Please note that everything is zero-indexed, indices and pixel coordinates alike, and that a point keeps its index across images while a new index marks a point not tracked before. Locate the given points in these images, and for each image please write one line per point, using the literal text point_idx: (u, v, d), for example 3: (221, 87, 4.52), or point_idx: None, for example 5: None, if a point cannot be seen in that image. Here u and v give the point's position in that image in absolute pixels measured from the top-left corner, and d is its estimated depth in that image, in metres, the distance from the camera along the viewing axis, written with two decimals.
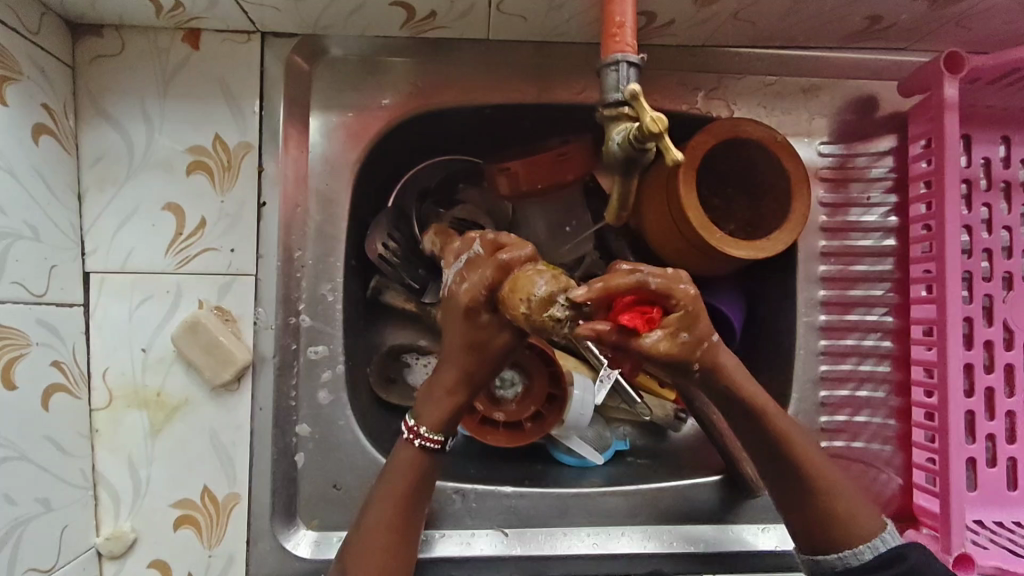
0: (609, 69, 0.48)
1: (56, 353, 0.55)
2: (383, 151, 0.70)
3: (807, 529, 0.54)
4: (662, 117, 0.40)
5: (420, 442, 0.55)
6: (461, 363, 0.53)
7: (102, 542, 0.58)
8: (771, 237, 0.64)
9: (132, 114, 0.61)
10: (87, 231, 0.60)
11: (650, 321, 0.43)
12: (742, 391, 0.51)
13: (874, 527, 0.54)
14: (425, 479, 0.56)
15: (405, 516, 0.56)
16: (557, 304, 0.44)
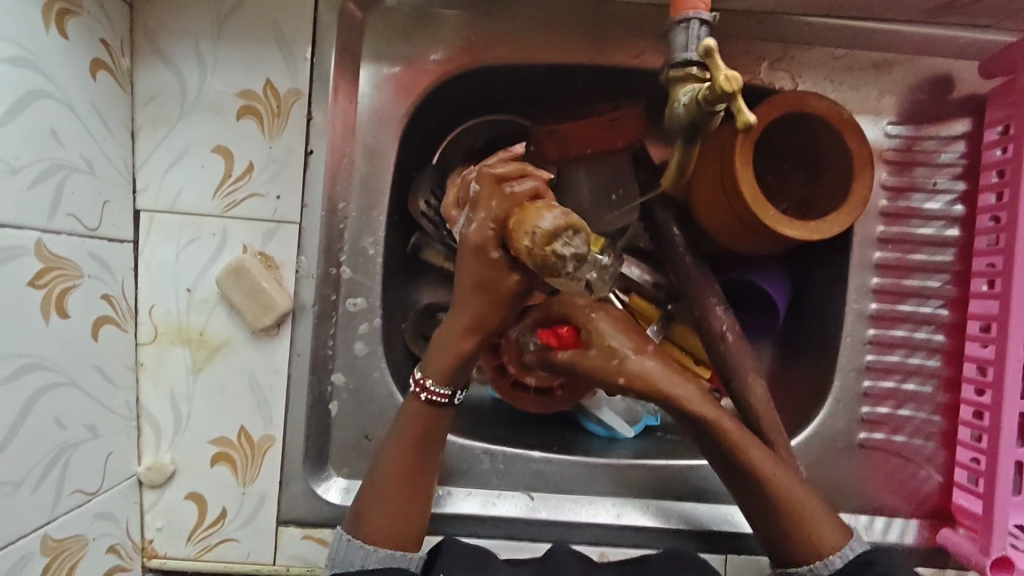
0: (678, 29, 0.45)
1: (106, 286, 0.56)
2: (431, 106, 0.69)
3: (767, 523, 0.55)
4: (735, 75, 0.36)
5: (425, 395, 0.56)
6: (472, 310, 0.54)
7: (143, 472, 0.60)
8: (832, 222, 0.61)
9: (186, 54, 0.61)
10: (139, 170, 0.61)
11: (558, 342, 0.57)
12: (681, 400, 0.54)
13: (838, 538, 0.54)
14: (430, 434, 0.58)
15: (415, 478, 0.57)
16: (562, 239, 0.44)
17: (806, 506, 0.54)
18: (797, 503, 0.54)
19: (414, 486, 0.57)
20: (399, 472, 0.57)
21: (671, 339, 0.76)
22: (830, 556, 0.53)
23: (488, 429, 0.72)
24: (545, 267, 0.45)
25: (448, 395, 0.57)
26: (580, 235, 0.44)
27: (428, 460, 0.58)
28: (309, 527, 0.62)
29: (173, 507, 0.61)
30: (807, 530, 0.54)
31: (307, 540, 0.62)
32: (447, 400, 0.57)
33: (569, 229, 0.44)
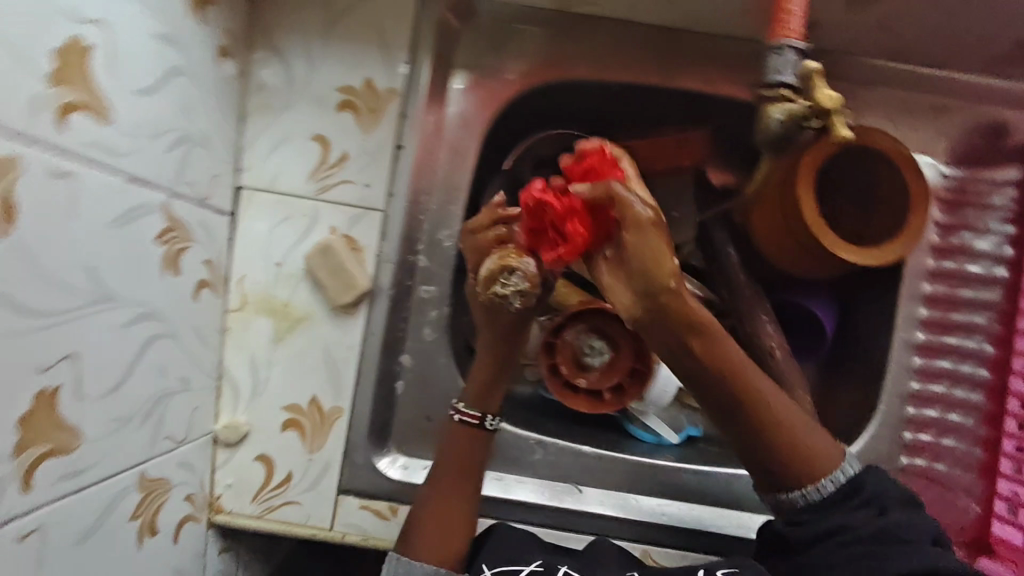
0: (773, 53, 0.48)
1: (209, 252, 0.60)
2: (512, 116, 0.74)
3: (767, 458, 0.51)
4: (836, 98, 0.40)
5: (458, 417, 0.63)
6: (494, 348, 0.63)
7: (220, 429, 0.64)
8: (886, 247, 0.65)
9: (297, 49, 0.66)
10: (245, 150, 0.66)
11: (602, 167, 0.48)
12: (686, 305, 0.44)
13: (833, 461, 0.52)
14: (468, 457, 0.63)
15: (462, 489, 0.62)
16: (499, 283, 0.55)
17: (791, 417, 0.50)
18: (791, 426, 0.50)
19: (462, 497, 0.62)
20: (438, 487, 0.62)
21: None
22: (821, 480, 0.51)
23: (538, 424, 0.75)
24: (507, 306, 0.57)
25: (479, 416, 0.64)
26: (514, 270, 0.55)
27: (466, 482, 0.63)
28: (367, 499, 0.66)
29: (243, 466, 0.65)
30: (808, 456, 0.51)
31: (364, 510, 0.66)
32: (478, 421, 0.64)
33: (504, 270, 0.55)
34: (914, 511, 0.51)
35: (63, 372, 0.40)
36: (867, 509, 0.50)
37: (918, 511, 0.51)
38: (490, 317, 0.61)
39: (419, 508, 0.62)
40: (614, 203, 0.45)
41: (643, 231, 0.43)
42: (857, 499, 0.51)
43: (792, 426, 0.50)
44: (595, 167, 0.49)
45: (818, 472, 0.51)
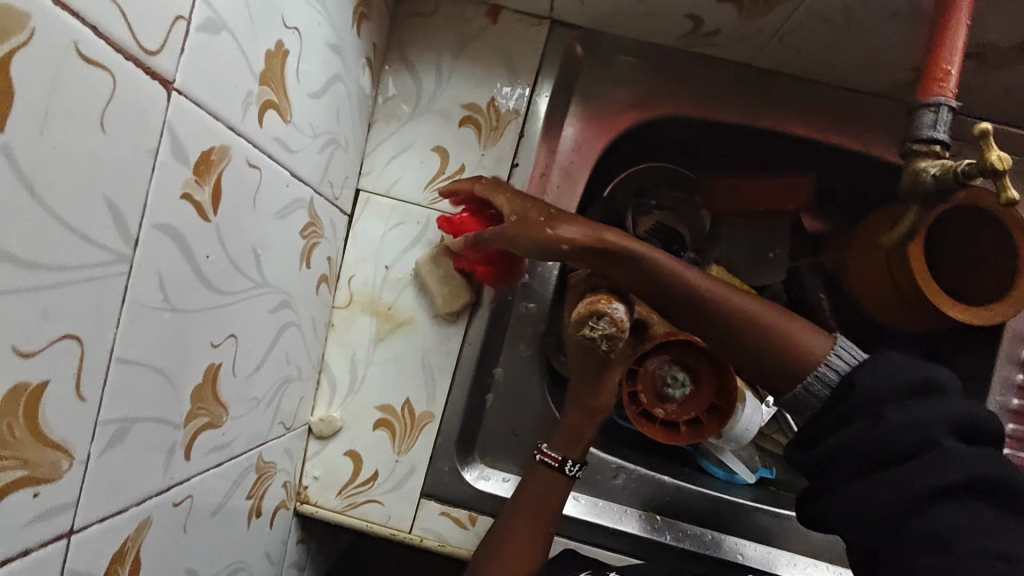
0: (926, 110, 0.51)
1: (331, 250, 0.63)
2: (619, 145, 0.76)
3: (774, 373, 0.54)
4: (1009, 157, 0.41)
5: (541, 457, 0.63)
6: (586, 389, 0.65)
7: (315, 422, 0.66)
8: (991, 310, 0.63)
9: (429, 66, 0.69)
10: (368, 155, 0.68)
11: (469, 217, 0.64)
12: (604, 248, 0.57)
13: (823, 344, 0.53)
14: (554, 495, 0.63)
15: (540, 520, 0.62)
16: (588, 327, 0.58)
17: (759, 319, 0.55)
18: (773, 328, 0.54)
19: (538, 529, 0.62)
20: (524, 522, 0.62)
21: None
22: (825, 368, 0.51)
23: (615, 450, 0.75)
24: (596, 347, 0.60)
25: (560, 460, 0.63)
26: (600, 315, 0.57)
27: (549, 519, 0.63)
28: (448, 506, 0.67)
29: (333, 461, 0.67)
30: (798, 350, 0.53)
31: (444, 517, 0.66)
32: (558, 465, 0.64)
33: (592, 315, 0.58)
34: (920, 408, 0.46)
35: (226, 349, 0.42)
36: (867, 418, 0.47)
37: (925, 408, 0.46)
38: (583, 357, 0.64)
39: (496, 527, 0.63)
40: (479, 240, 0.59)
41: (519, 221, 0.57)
42: (855, 405, 0.48)
43: (766, 326, 0.54)
44: (459, 224, 0.64)
45: (814, 362, 0.52)
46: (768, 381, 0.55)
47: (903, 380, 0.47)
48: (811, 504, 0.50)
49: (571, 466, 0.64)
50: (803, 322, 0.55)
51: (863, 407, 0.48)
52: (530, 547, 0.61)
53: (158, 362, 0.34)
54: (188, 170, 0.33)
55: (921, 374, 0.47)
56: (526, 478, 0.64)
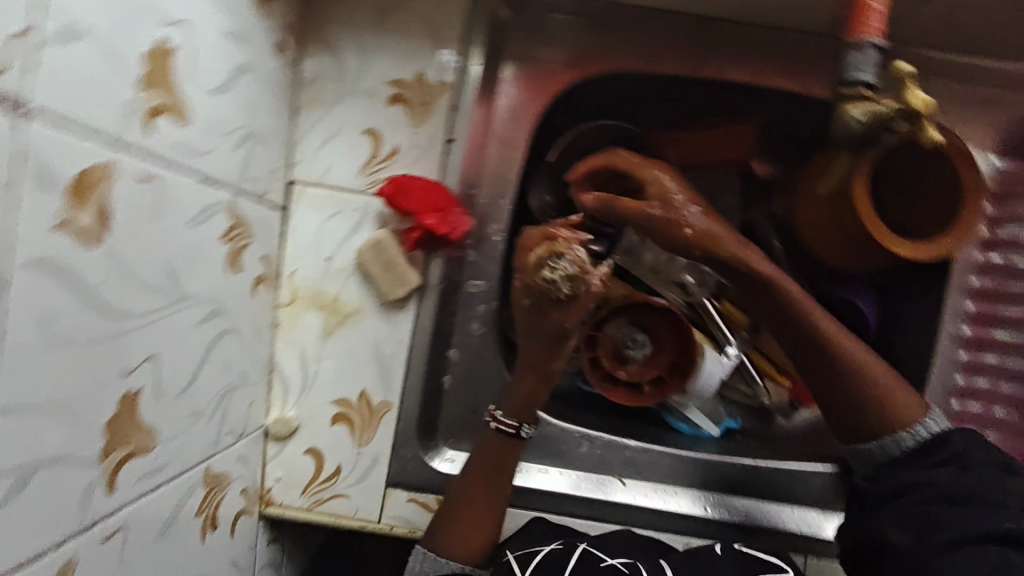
0: (852, 52, 0.53)
1: (265, 248, 0.60)
2: (559, 107, 0.73)
3: (857, 412, 0.56)
4: (931, 101, 0.46)
5: (496, 425, 0.63)
6: (537, 349, 0.64)
7: (271, 423, 0.65)
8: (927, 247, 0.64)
9: (349, 40, 0.65)
10: (296, 144, 0.65)
11: (398, 190, 0.62)
12: (742, 262, 0.59)
13: (918, 411, 0.55)
14: (507, 468, 0.63)
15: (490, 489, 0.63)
16: (549, 265, 0.60)
17: (872, 369, 0.56)
18: (877, 382, 0.56)
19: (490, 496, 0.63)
20: (478, 498, 0.62)
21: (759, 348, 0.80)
22: (912, 426, 0.54)
23: (579, 419, 0.75)
24: (552, 294, 0.61)
25: (515, 426, 0.63)
26: (560, 256, 0.60)
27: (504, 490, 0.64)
28: (415, 492, 0.67)
29: (293, 460, 0.66)
30: (894, 409, 0.55)
31: (412, 503, 0.66)
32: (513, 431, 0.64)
33: (552, 257, 0.61)
34: (1001, 480, 0.50)
35: (145, 374, 0.40)
36: (951, 469, 0.52)
37: (1007, 482, 0.50)
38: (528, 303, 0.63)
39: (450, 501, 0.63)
40: (614, 206, 0.61)
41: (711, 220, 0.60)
42: (939, 457, 0.53)
43: (879, 377, 0.56)
44: (390, 196, 0.62)
45: (906, 422, 0.55)
46: (844, 422, 0.57)
47: (993, 458, 0.52)
48: (866, 518, 0.55)
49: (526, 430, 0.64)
50: (901, 381, 0.57)
51: (948, 462, 0.52)
52: (483, 518, 0.62)
53: (58, 399, 0.32)
54: (60, 193, 0.31)
55: (1004, 456, 0.52)
56: (478, 449, 0.64)
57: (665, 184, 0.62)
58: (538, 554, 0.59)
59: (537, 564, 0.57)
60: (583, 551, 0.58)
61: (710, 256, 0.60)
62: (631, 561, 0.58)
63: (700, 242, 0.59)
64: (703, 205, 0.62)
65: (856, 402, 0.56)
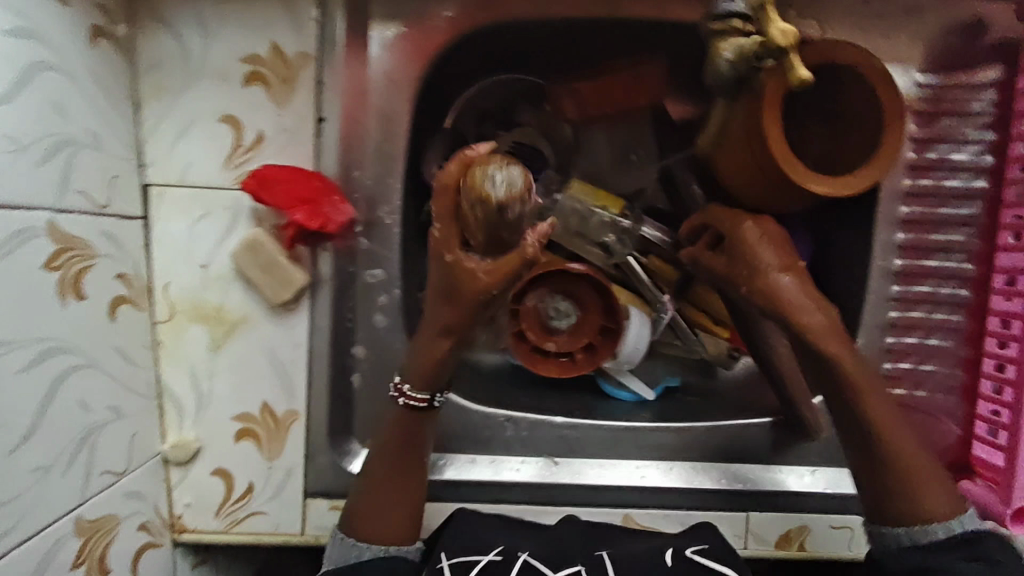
0: None
1: (121, 265, 0.54)
2: (444, 67, 0.65)
3: (886, 496, 0.53)
4: (788, 29, 0.47)
5: (404, 401, 0.57)
6: (439, 313, 0.55)
7: (168, 450, 0.60)
8: (824, 178, 0.57)
9: (186, 16, 0.57)
10: (145, 141, 0.57)
11: (262, 184, 0.56)
12: (802, 325, 0.52)
13: (950, 508, 0.52)
14: (414, 441, 0.59)
15: (403, 473, 0.59)
16: (493, 171, 0.52)
17: (909, 457, 0.52)
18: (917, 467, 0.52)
19: (405, 479, 0.59)
20: (385, 477, 0.59)
21: (692, 300, 0.73)
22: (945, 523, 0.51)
23: (509, 397, 0.72)
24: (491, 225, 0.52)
25: (426, 400, 0.57)
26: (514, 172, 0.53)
27: (415, 463, 0.60)
28: (336, 499, 0.63)
29: (200, 483, 0.62)
30: (927, 503, 0.52)
31: (335, 512, 0.63)
32: (427, 404, 0.58)
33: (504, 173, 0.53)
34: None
35: None
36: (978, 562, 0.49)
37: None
38: (442, 219, 0.52)
39: (360, 495, 0.59)
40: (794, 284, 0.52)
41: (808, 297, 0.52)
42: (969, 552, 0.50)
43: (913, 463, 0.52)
44: (255, 188, 0.56)
45: (933, 515, 0.51)
46: (875, 496, 0.53)
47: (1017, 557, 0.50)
48: None
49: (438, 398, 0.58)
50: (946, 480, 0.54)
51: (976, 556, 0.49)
52: (397, 496, 0.59)
53: None
54: None
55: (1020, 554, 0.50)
56: (384, 437, 0.59)
57: (777, 242, 0.53)
58: (474, 566, 0.56)
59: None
60: (522, 563, 0.56)
61: (765, 308, 0.53)
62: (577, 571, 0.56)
63: (768, 294, 0.52)
64: (794, 260, 0.53)
65: (881, 478, 0.53)
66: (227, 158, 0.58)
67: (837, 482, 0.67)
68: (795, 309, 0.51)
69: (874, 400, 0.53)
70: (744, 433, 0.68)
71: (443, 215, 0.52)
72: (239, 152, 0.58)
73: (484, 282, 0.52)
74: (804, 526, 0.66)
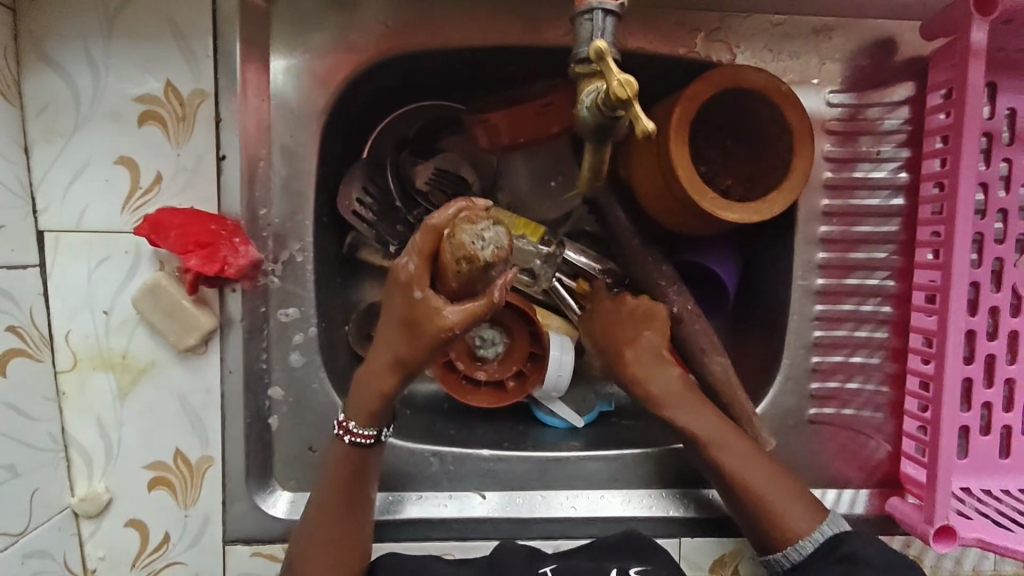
0: (584, 18, 0.44)
1: (12, 318, 0.52)
2: (355, 98, 0.64)
3: (756, 527, 0.58)
4: (630, 80, 0.35)
5: (349, 439, 0.56)
6: (394, 345, 0.54)
7: (77, 502, 0.58)
8: (735, 206, 0.57)
9: (76, 58, 0.55)
10: (38, 187, 0.56)
11: (156, 229, 0.54)
12: (639, 386, 0.62)
13: (809, 523, 0.56)
14: (361, 472, 0.58)
15: (351, 507, 0.57)
16: (482, 227, 0.47)
17: (768, 489, 0.58)
18: (767, 500, 0.57)
19: (351, 511, 0.58)
20: (331, 513, 0.57)
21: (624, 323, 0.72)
22: (801, 541, 0.56)
23: (439, 428, 0.70)
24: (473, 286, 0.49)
25: (372, 437, 0.56)
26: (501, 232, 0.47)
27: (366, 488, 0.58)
28: (257, 545, 0.61)
29: (113, 535, 0.60)
30: (781, 525, 0.57)
31: (257, 557, 0.61)
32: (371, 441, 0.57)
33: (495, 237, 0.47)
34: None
35: None
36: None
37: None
38: (419, 253, 0.50)
39: (301, 537, 0.57)
40: (640, 347, 0.63)
41: (649, 358, 0.63)
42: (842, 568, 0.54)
43: (771, 496, 0.57)
44: (149, 232, 0.54)
45: (791, 538, 0.56)
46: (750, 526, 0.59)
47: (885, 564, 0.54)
48: None
49: (385, 431, 0.58)
50: (806, 496, 0.58)
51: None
52: (344, 526, 0.57)
53: None
54: None
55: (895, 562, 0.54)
56: (328, 469, 0.58)
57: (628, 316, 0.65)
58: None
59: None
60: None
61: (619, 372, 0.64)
62: None
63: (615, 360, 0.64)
64: (642, 326, 0.64)
65: (741, 510, 0.59)
66: (125, 202, 0.57)
67: None
68: (636, 375, 0.62)
69: (725, 452, 0.59)
70: (675, 458, 0.67)
71: (422, 250, 0.50)
72: (135, 195, 0.57)
73: (447, 320, 0.49)
74: (738, 549, 0.66)
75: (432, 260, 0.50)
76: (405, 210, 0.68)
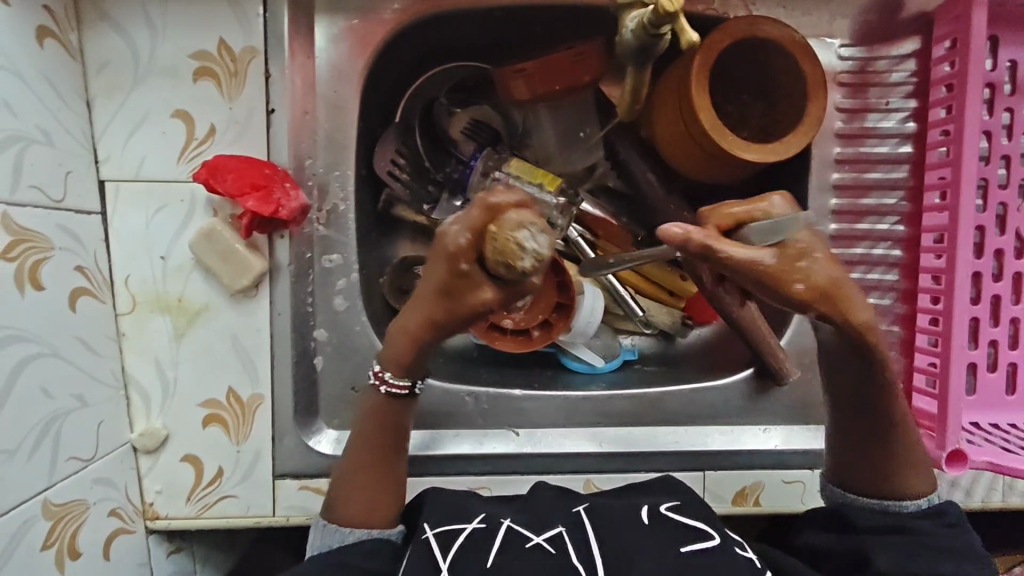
0: None
1: (79, 258, 0.56)
2: (390, 57, 0.68)
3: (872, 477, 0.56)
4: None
5: (385, 389, 0.57)
6: (427, 305, 0.54)
7: (136, 438, 0.62)
8: (752, 146, 0.61)
9: (133, 17, 0.59)
10: (98, 139, 0.59)
11: (213, 174, 0.58)
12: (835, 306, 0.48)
13: (925, 484, 0.55)
14: (387, 425, 0.59)
15: (383, 464, 0.59)
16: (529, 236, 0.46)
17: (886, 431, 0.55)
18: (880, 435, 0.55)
19: (383, 470, 0.59)
20: (365, 463, 0.58)
21: (642, 274, 0.76)
22: (908, 500, 0.55)
23: (474, 374, 0.74)
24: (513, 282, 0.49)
25: (406, 387, 0.58)
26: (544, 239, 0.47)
27: (391, 448, 0.59)
28: (306, 479, 0.65)
29: (170, 470, 0.63)
30: (898, 477, 0.55)
31: (304, 491, 0.65)
32: (404, 391, 0.58)
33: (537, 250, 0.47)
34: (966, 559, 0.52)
35: None
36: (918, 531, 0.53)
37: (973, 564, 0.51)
38: (470, 228, 0.48)
39: (336, 485, 0.59)
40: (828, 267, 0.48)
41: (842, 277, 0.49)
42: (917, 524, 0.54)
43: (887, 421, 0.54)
44: (207, 177, 0.58)
45: (910, 493, 0.55)
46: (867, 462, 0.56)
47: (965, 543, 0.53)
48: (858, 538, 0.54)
49: (418, 384, 0.59)
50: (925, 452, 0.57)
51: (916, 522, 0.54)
52: (380, 479, 0.59)
53: None
54: None
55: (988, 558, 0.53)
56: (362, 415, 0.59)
57: (805, 230, 0.47)
58: (459, 535, 0.54)
59: (457, 548, 0.53)
60: (505, 529, 0.54)
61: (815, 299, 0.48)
62: (557, 534, 0.54)
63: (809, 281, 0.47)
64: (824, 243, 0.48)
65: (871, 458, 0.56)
66: (178, 153, 0.60)
67: (788, 438, 0.70)
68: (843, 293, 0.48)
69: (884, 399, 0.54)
70: (703, 395, 0.70)
71: (474, 226, 0.47)
72: (191, 144, 0.60)
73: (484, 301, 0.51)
74: (758, 482, 0.69)
75: (483, 235, 0.48)
76: (434, 169, 0.74)
